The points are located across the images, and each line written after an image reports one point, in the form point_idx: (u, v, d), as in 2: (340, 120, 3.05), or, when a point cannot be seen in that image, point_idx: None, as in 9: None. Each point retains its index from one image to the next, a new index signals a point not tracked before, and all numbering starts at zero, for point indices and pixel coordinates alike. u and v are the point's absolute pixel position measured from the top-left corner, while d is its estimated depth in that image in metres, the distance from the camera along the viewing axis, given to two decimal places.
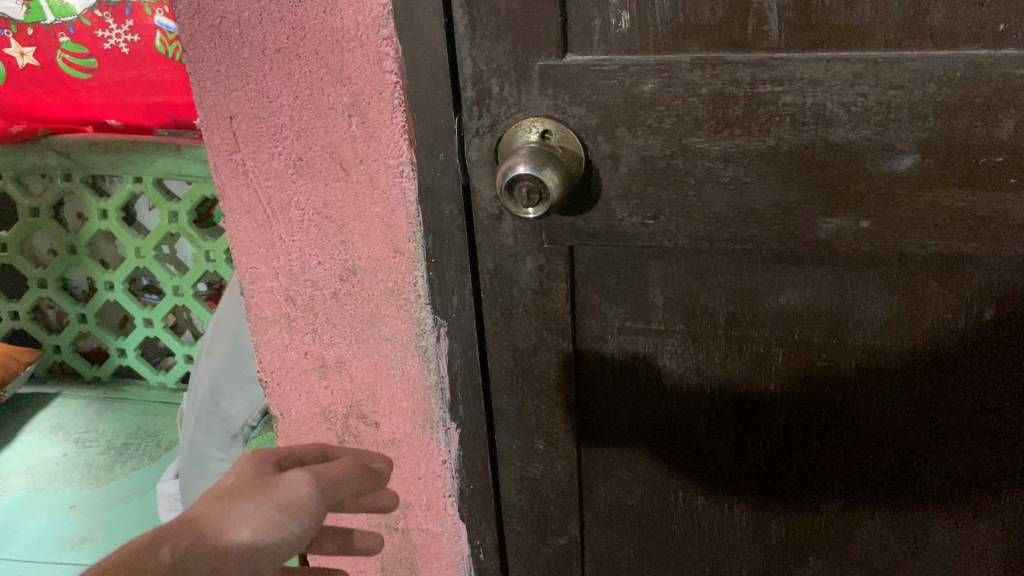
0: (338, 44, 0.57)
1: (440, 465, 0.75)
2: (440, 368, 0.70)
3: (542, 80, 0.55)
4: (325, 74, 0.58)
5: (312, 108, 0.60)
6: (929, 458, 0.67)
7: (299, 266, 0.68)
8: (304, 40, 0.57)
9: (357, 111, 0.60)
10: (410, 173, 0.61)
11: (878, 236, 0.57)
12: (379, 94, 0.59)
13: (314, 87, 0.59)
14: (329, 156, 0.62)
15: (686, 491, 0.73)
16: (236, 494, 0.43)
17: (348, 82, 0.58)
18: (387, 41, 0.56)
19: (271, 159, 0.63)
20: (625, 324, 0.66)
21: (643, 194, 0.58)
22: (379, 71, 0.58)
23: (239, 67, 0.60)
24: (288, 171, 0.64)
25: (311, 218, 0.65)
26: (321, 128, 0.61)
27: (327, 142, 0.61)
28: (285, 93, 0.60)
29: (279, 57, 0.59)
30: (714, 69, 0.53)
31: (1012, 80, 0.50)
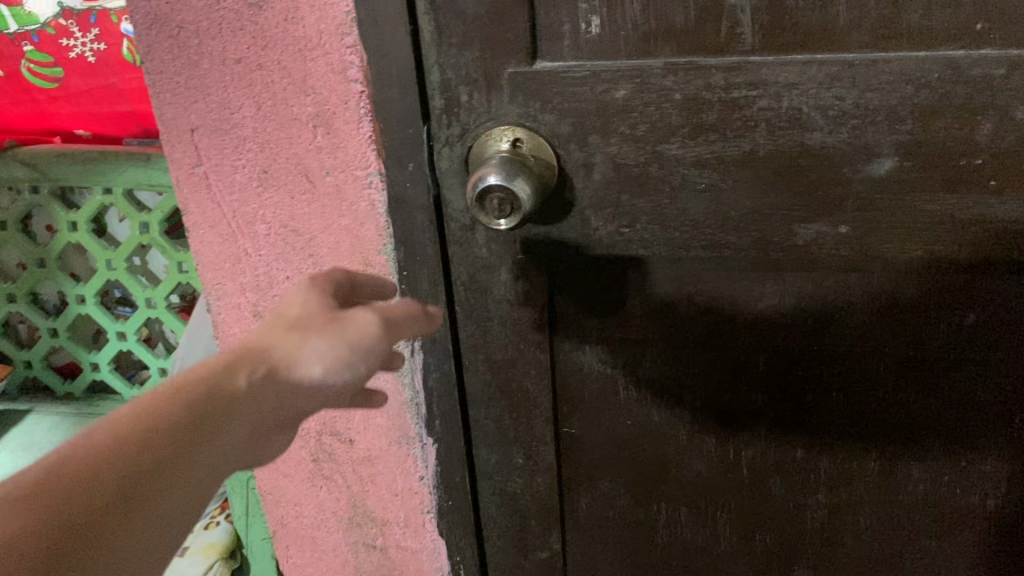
0: (301, 53, 0.55)
1: (417, 481, 0.72)
2: (415, 383, 0.67)
3: (512, 87, 0.54)
4: (288, 84, 0.57)
5: (275, 119, 0.58)
6: (913, 463, 0.66)
7: (267, 281, 0.66)
8: (266, 50, 0.56)
9: (322, 122, 0.58)
10: (378, 184, 0.59)
11: (857, 241, 0.56)
12: (344, 104, 0.57)
13: (276, 97, 0.57)
14: (295, 169, 0.60)
15: (670, 502, 0.71)
16: (301, 327, 0.42)
17: (312, 91, 0.57)
18: (351, 50, 0.54)
19: (235, 172, 0.62)
20: (603, 334, 0.64)
21: (618, 203, 0.57)
22: (344, 80, 0.56)
23: (199, 78, 0.58)
24: (253, 184, 0.62)
25: (278, 231, 0.63)
26: (285, 139, 0.59)
27: (292, 155, 0.59)
28: (247, 105, 0.58)
29: (240, 68, 0.57)
30: (687, 74, 0.52)
31: (990, 81, 0.49)
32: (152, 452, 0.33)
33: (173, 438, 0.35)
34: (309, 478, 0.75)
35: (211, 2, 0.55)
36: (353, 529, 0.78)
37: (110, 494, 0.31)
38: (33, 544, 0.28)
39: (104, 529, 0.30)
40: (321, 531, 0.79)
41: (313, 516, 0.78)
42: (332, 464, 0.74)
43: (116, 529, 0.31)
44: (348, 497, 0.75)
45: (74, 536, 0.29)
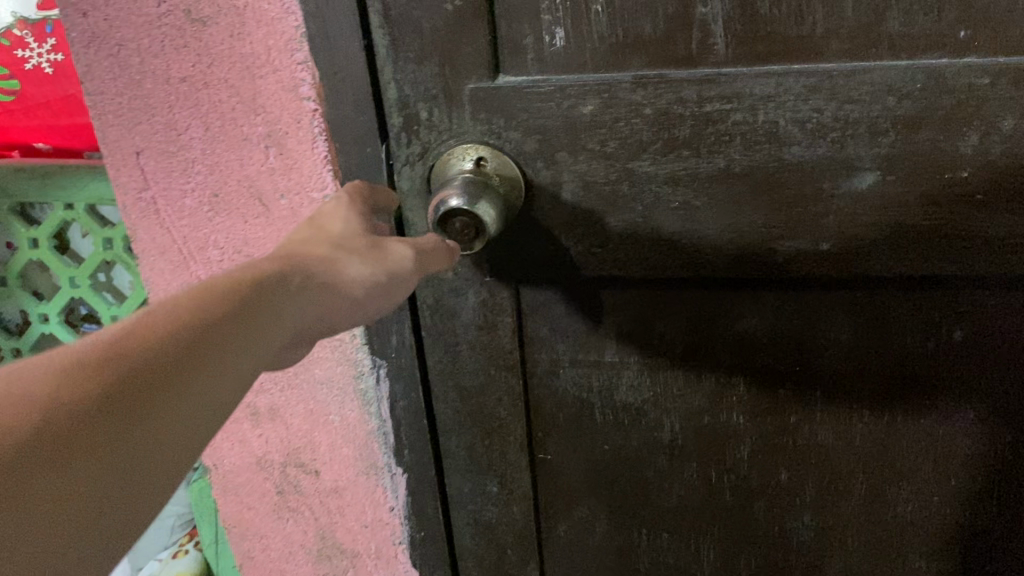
0: (249, 70, 0.52)
1: (387, 512, 0.69)
2: (381, 412, 0.64)
3: (473, 104, 0.51)
4: (237, 103, 0.53)
5: (225, 141, 0.55)
6: (901, 485, 0.63)
7: None
8: (211, 67, 0.52)
9: (274, 142, 0.54)
10: None
11: (839, 259, 0.53)
12: (297, 123, 0.53)
13: (225, 117, 0.54)
14: (246, 192, 0.57)
15: (651, 527, 0.69)
16: (343, 246, 0.40)
17: (263, 110, 0.53)
18: (302, 66, 0.51)
19: (184, 196, 0.58)
20: (577, 357, 0.61)
21: (589, 223, 0.54)
22: (296, 98, 0.52)
23: (143, 99, 0.55)
24: (203, 208, 0.58)
25: (231, 258, 0.60)
26: (236, 161, 0.56)
27: (243, 177, 0.56)
28: (194, 125, 0.55)
29: (185, 87, 0.53)
30: (657, 88, 0.49)
31: (975, 90, 0.47)
32: (227, 316, 0.30)
33: (247, 306, 0.32)
34: (275, 509, 0.72)
35: (152, 18, 0.52)
36: (322, 561, 0.74)
37: (192, 348, 0.28)
38: (107, 397, 0.25)
39: (187, 382, 0.27)
40: (290, 564, 0.76)
41: (280, 548, 0.75)
42: (298, 496, 0.71)
43: (201, 386, 0.28)
44: (315, 529, 0.72)
45: (158, 385, 0.26)
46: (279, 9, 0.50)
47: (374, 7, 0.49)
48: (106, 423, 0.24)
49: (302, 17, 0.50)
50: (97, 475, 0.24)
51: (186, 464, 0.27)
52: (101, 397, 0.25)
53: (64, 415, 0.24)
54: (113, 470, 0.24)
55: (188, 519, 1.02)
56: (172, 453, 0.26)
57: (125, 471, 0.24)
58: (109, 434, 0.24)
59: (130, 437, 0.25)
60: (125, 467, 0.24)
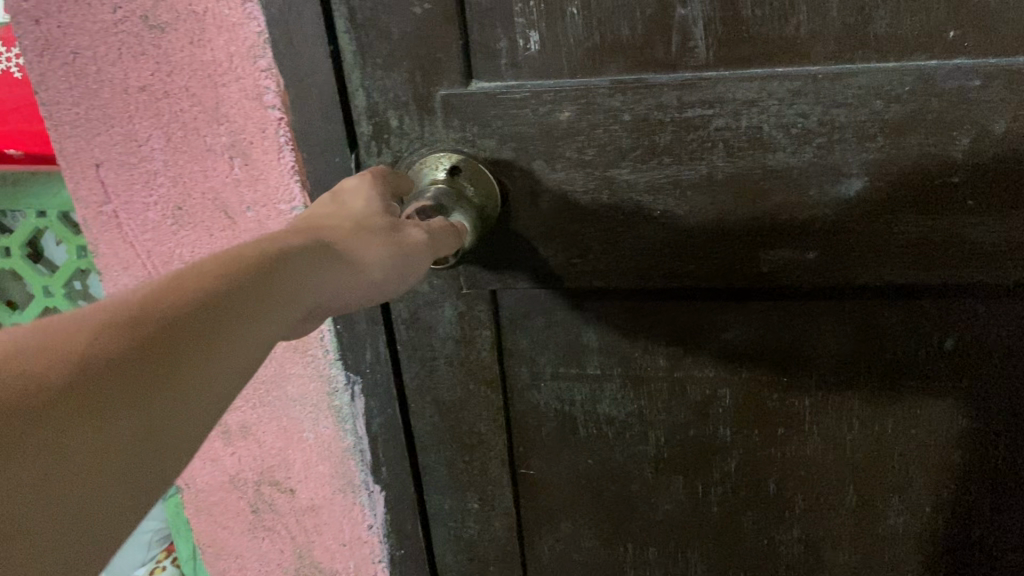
0: (211, 78, 0.50)
1: (366, 530, 0.67)
2: (357, 429, 0.62)
3: (445, 111, 0.49)
4: (199, 113, 0.51)
5: (187, 151, 0.53)
6: (892, 498, 0.61)
7: None
8: (171, 76, 0.50)
9: (238, 152, 0.52)
10: None
11: (827, 268, 0.51)
12: (261, 133, 0.51)
13: (187, 127, 0.52)
14: (211, 205, 0.54)
15: (638, 541, 0.67)
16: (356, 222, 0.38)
17: (226, 120, 0.51)
18: (265, 73, 0.49)
19: (146, 210, 0.56)
20: (558, 370, 0.59)
21: (568, 232, 0.52)
22: (260, 107, 0.50)
23: (101, 109, 0.53)
24: (167, 222, 0.56)
25: None
26: (199, 172, 0.53)
27: (208, 189, 0.54)
28: (155, 136, 0.53)
29: (144, 96, 0.51)
30: (636, 93, 0.47)
31: (966, 93, 0.45)
32: (226, 300, 0.28)
33: (250, 289, 0.29)
34: (250, 529, 0.70)
35: (108, 24, 0.49)
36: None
37: (181, 332, 0.26)
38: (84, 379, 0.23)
39: (170, 371, 0.25)
40: None
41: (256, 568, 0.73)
42: (273, 515, 0.69)
43: (184, 377, 0.26)
44: (292, 548, 0.70)
45: (139, 370, 0.24)
46: (240, 15, 0.47)
47: (340, 12, 0.47)
48: (77, 407, 0.23)
49: (265, 22, 0.48)
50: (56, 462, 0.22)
51: (165, 460, 0.25)
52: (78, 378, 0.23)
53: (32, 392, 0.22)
54: (77, 459, 0.22)
55: (165, 535, 1.00)
56: (144, 449, 0.24)
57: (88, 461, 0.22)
58: (78, 417, 0.22)
59: (99, 425, 0.23)
60: (90, 457, 0.23)
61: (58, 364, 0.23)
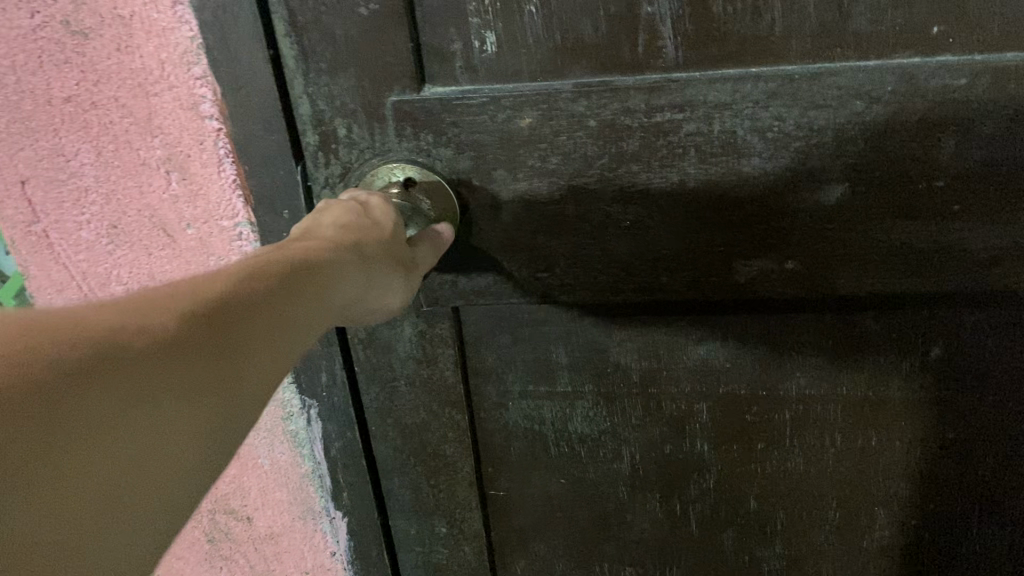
0: (141, 87, 0.46)
1: (329, 557, 0.64)
2: (315, 454, 0.59)
3: (397, 119, 0.46)
4: (130, 125, 0.47)
5: (119, 166, 0.49)
6: (876, 512, 0.59)
7: None
8: (97, 85, 0.46)
9: (175, 166, 0.48)
10: (249, 236, 0.50)
11: (806, 279, 0.48)
12: (199, 145, 0.47)
13: (118, 140, 0.48)
14: (148, 222, 0.51)
15: (614, 561, 0.64)
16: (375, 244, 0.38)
17: (160, 131, 0.47)
18: (200, 81, 0.45)
19: (79, 229, 0.52)
20: (526, 388, 0.56)
21: (532, 245, 0.49)
22: (196, 117, 0.46)
23: (23, 122, 0.48)
24: (102, 241, 0.52)
25: None
26: (134, 188, 0.49)
27: (143, 206, 0.50)
28: (84, 150, 0.49)
29: (70, 108, 0.47)
30: (601, 98, 0.44)
31: (952, 92, 0.42)
32: (258, 311, 0.28)
33: (278, 302, 0.29)
34: (206, 558, 0.67)
35: (26, 30, 0.45)
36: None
37: (217, 340, 0.25)
38: (130, 374, 0.22)
39: (204, 386, 0.24)
40: None
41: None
42: (230, 543, 0.65)
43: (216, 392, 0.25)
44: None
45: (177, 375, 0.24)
46: (170, 19, 0.43)
47: (279, 13, 0.44)
48: (116, 405, 0.22)
49: (197, 26, 0.44)
50: (89, 459, 0.21)
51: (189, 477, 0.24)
52: (124, 372, 0.22)
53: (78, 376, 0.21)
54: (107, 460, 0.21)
55: None
56: (170, 463, 0.23)
57: (119, 467, 0.22)
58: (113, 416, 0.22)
59: (137, 427, 0.22)
60: (120, 463, 0.22)
61: (106, 350, 0.22)
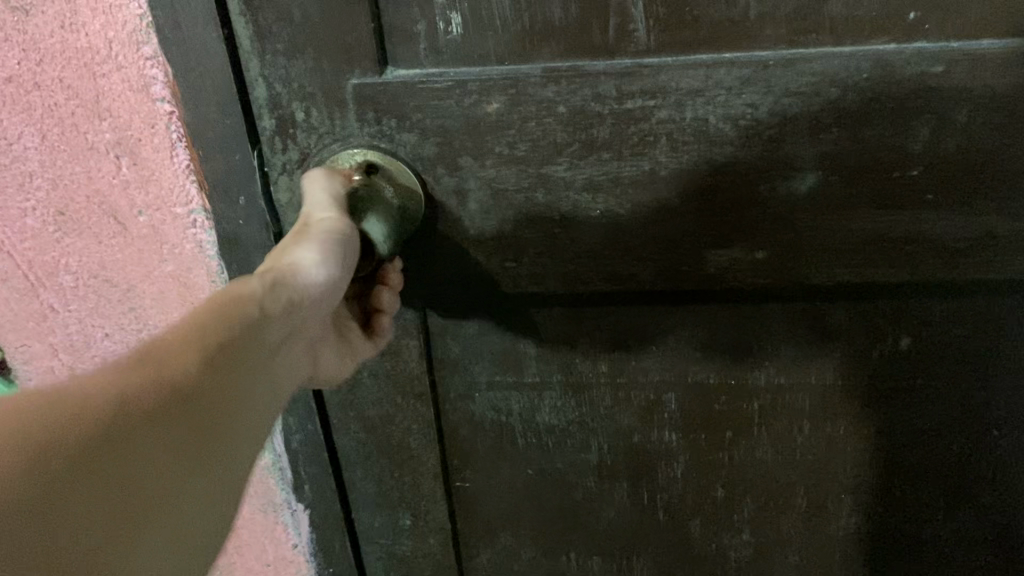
0: (88, 68, 0.43)
1: (290, 549, 0.64)
2: (275, 447, 0.58)
3: (358, 102, 0.44)
4: (77, 107, 0.45)
5: (66, 149, 0.47)
6: (843, 499, 0.58)
7: (83, 341, 0.57)
8: (40, 65, 0.44)
9: (126, 151, 0.46)
10: (205, 223, 0.48)
11: (776, 268, 0.48)
12: (150, 128, 0.45)
13: (64, 123, 0.46)
14: (97, 210, 0.49)
15: (581, 552, 0.63)
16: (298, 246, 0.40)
17: (109, 114, 0.45)
18: (151, 62, 0.43)
19: (23, 215, 0.50)
20: (493, 379, 0.55)
21: (500, 233, 0.48)
22: (146, 100, 0.44)
23: None
24: (49, 228, 0.50)
25: (87, 282, 0.53)
26: (82, 173, 0.47)
27: (92, 192, 0.48)
28: (28, 133, 0.46)
29: (12, 88, 0.45)
30: (571, 83, 0.43)
31: (926, 80, 0.42)
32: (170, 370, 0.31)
33: (202, 353, 0.33)
34: None
35: None
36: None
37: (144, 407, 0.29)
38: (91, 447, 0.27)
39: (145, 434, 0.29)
40: None
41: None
42: None
43: (180, 431, 0.30)
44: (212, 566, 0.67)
45: (162, 419, 0.30)
46: None
47: None
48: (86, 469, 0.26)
49: (146, 4, 0.41)
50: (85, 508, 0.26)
51: (198, 495, 0.30)
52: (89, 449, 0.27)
53: (89, 448, 0.27)
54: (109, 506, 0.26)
55: None
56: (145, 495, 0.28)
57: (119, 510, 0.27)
58: (130, 462, 0.28)
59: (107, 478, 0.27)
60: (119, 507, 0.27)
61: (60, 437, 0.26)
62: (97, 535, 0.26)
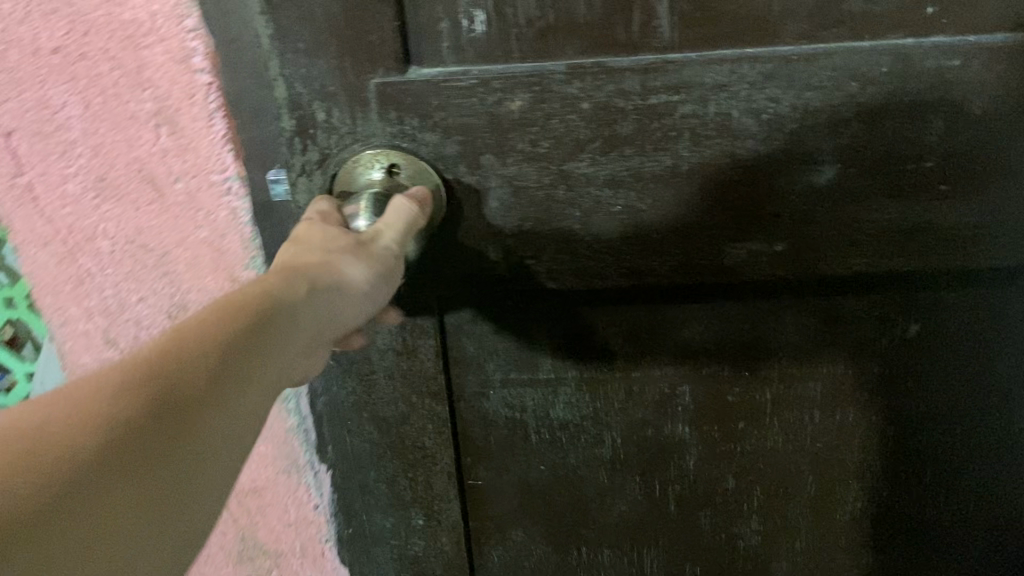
0: (132, 39, 0.45)
1: (312, 510, 0.63)
2: (300, 407, 0.59)
3: (380, 102, 0.43)
4: (120, 77, 0.46)
5: (108, 119, 0.48)
6: (849, 484, 0.59)
7: (117, 305, 0.55)
8: (87, 36, 0.45)
9: (164, 120, 0.47)
10: (239, 189, 0.49)
11: (794, 260, 0.48)
12: (189, 98, 0.46)
13: (106, 93, 0.47)
14: (137, 176, 0.49)
15: (593, 546, 0.63)
16: (333, 249, 0.37)
17: (149, 84, 0.46)
18: (192, 34, 0.44)
19: (65, 182, 0.51)
20: (508, 376, 0.55)
21: (521, 231, 0.47)
22: (186, 71, 0.45)
23: (10, 74, 0.48)
24: (88, 195, 0.51)
25: (124, 249, 0.52)
26: (123, 141, 0.48)
27: (132, 159, 0.49)
28: (71, 103, 0.48)
29: (58, 58, 0.47)
30: (596, 79, 0.43)
31: (943, 74, 0.43)
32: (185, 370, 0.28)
33: (227, 347, 0.29)
34: None
35: None
36: (244, 563, 0.68)
37: (141, 411, 0.26)
38: (60, 458, 0.24)
39: (139, 440, 0.26)
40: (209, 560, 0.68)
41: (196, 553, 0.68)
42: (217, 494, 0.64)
43: (182, 439, 0.27)
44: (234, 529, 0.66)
45: (162, 424, 0.26)
46: None
47: None
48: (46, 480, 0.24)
49: None
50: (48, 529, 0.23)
51: (211, 487, 0.27)
52: (61, 460, 0.24)
53: (62, 459, 0.24)
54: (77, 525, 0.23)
55: None
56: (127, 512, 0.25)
57: (91, 531, 0.24)
58: (114, 481, 0.25)
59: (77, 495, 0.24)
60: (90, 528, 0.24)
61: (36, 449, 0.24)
62: (53, 554, 0.23)
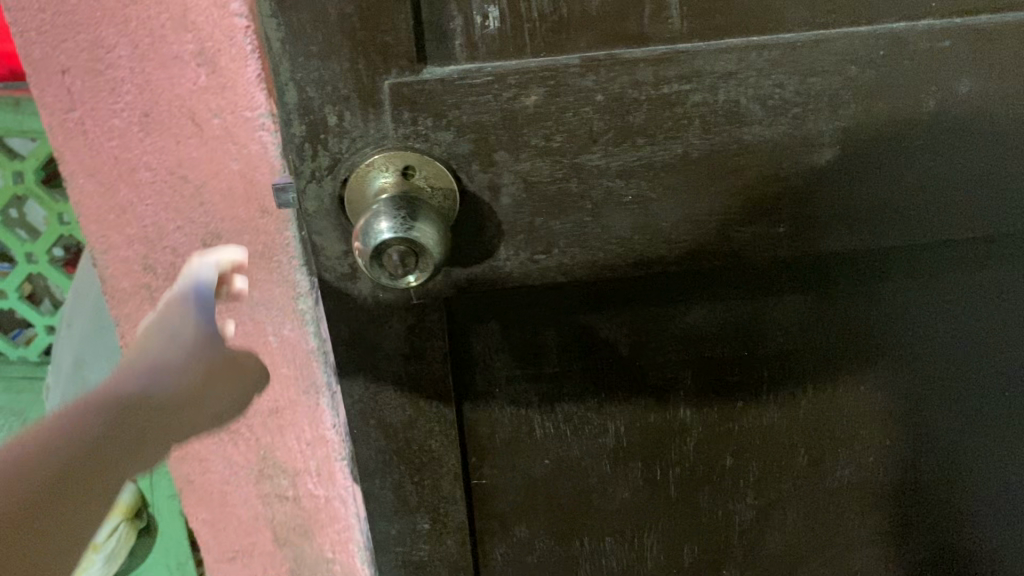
0: None
1: (329, 430, 0.64)
2: (321, 331, 0.59)
3: (395, 103, 0.42)
4: (166, 20, 0.47)
5: (155, 59, 0.48)
6: (840, 450, 0.62)
7: (156, 231, 0.55)
8: None
9: (206, 61, 0.48)
10: (269, 124, 0.50)
11: (797, 240, 0.50)
12: (227, 40, 0.47)
13: (153, 35, 0.48)
14: (177, 112, 0.50)
15: (596, 535, 0.64)
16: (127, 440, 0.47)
17: (193, 27, 0.47)
18: None
19: (113, 116, 0.51)
20: (514, 374, 0.55)
21: (532, 227, 0.47)
22: (226, 15, 0.47)
23: (66, 15, 0.48)
24: (134, 128, 0.51)
25: (163, 177, 0.53)
26: (166, 79, 0.49)
27: (175, 96, 0.50)
28: (123, 44, 0.48)
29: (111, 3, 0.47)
30: (610, 71, 0.43)
31: (937, 53, 0.45)
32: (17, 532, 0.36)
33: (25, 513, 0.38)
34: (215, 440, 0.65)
35: None
36: (263, 480, 0.67)
37: None
38: None
39: None
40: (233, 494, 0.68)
41: (219, 469, 0.67)
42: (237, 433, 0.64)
43: None
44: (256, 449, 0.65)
45: None
46: None
47: None
48: None
49: None
50: None
51: None
52: None
53: None
54: None
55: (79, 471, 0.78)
56: None
57: None
58: None
59: None
60: None
61: None
62: None
